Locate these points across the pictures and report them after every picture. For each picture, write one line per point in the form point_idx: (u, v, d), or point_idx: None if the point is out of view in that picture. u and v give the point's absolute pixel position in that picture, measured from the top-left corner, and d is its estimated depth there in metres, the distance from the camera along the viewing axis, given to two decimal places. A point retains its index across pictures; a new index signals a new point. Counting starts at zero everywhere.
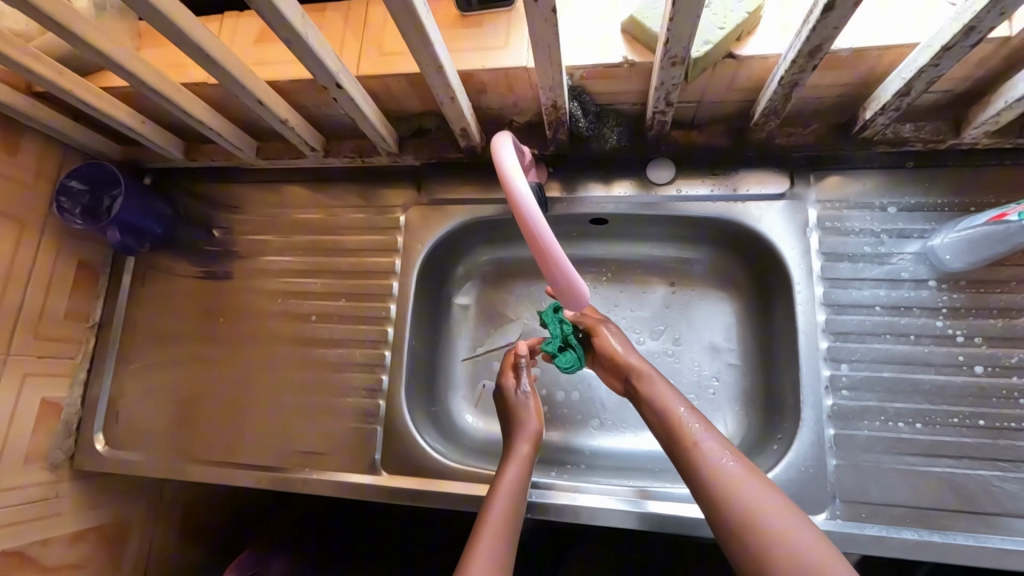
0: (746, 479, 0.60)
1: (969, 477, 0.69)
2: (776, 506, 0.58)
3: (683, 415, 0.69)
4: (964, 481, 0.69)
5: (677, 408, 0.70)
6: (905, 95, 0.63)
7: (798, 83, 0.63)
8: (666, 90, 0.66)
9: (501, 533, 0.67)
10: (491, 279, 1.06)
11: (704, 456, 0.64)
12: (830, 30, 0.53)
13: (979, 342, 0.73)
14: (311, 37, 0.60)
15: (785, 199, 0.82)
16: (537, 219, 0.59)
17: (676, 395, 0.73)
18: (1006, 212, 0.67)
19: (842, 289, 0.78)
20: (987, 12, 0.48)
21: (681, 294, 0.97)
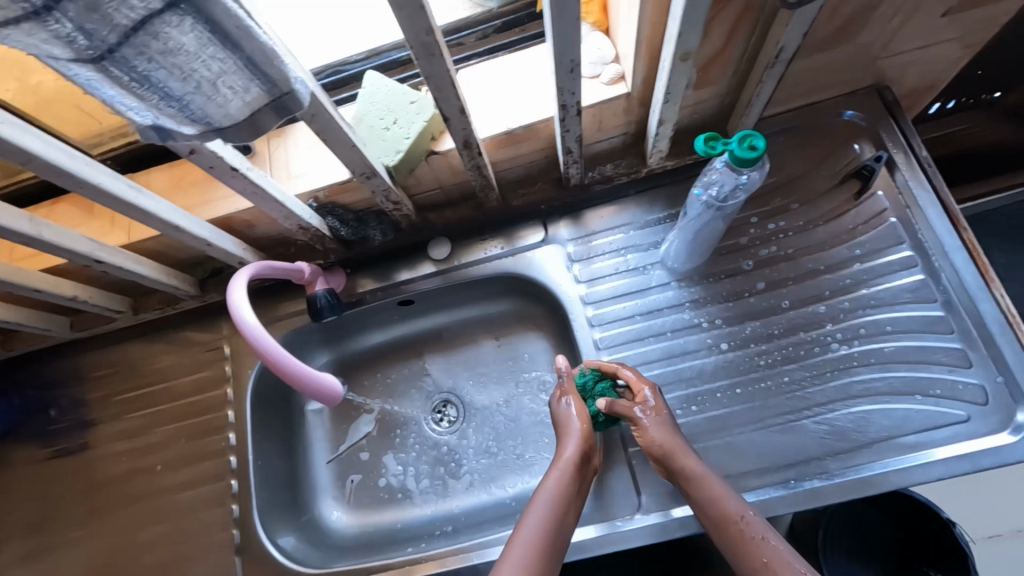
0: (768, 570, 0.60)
1: (741, 441, 0.79)
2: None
3: (751, 519, 0.65)
4: (739, 446, 0.79)
5: (744, 509, 0.66)
6: (571, 153, 0.77)
7: (482, 166, 0.76)
8: (384, 194, 0.77)
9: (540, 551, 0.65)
10: (339, 378, 1.12)
11: (782, 563, 0.60)
12: (463, 130, 0.65)
13: (720, 323, 0.85)
14: (47, 232, 0.68)
15: (545, 244, 0.94)
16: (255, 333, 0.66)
17: (729, 491, 0.68)
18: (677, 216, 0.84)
19: (606, 307, 0.89)
20: (563, 94, 0.63)
21: (505, 344, 1.09)
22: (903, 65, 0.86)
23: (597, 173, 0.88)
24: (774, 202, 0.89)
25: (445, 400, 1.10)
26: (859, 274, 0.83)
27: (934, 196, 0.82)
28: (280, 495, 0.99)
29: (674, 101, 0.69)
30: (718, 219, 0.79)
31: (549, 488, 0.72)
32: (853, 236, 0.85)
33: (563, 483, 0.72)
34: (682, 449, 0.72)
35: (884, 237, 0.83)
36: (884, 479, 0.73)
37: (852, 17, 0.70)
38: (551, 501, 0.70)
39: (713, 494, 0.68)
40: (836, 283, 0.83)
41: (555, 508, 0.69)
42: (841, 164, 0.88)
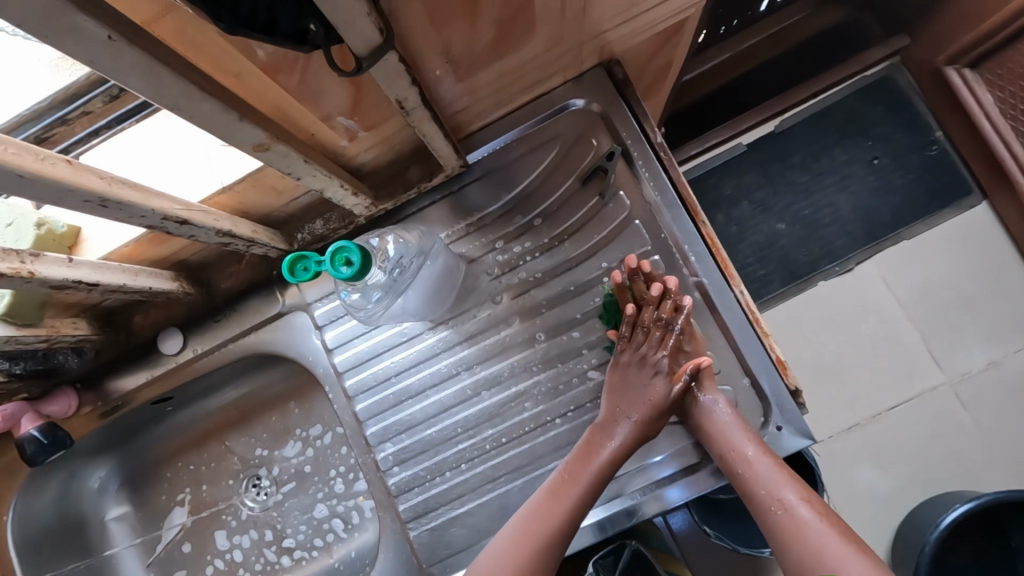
0: (821, 529, 0.61)
1: (513, 492, 0.75)
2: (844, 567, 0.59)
3: (785, 509, 0.63)
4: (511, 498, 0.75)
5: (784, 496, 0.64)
6: (236, 239, 0.65)
7: (125, 284, 0.62)
8: (21, 341, 0.63)
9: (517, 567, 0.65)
10: (136, 477, 1.03)
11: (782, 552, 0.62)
12: (32, 281, 0.52)
13: (480, 369, 0.78)
14: None
15: (287, 313, 0.83)
16: None
17: (784, 475, 0.65)
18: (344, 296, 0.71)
19: (362, 373, 0.81)
20: (131, 221, 0.50)
21: (304, 403, 1.01)
22: (626, 39, 0.74)
23: (306, 233, 0.76)
24: (519, 220, 0.80)
25: (256, 475, 1.02)
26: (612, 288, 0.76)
27: (671, 189, 0.75)
28: None
29: (311, 175, 0.57)
30: (422, 283, 0.73)
31: (550, 489, 0.69)
32: (602, 246, 0.77)
33: (580, 479, 0.68)
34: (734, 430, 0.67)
35: (632, 242, 0.76)
36: (647, 501, 0.72)
37: (505, 21, 0.57)
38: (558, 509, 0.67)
39: (737, 442, 0.66)
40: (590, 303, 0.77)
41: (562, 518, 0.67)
42: (583, 164, 0.78)
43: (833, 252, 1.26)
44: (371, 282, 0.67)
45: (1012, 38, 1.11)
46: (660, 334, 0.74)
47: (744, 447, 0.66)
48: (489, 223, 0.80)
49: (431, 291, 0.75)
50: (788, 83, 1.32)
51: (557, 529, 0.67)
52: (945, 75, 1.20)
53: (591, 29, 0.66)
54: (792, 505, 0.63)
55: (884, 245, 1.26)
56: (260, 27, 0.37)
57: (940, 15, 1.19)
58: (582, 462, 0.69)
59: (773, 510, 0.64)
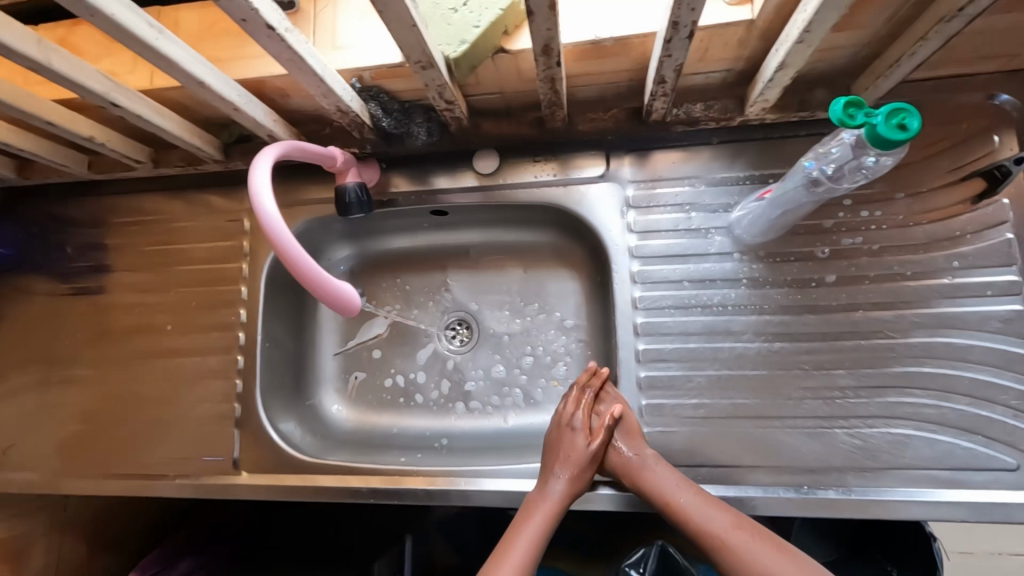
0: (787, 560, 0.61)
1: (762, 434, 0.75)
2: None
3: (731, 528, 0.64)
4: (758, 440, 0.75)
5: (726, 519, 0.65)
6: (664, 83, 0.64)
7: (555, 78, 0.63)
8: (437, 90, 0.66)
9: None
10: (357, 273, 1.08)
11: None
12: (546, 32, 0.53)
13: (774, 309, 0.77)
14: (60, 62, 0.59)
15: (603, 181, 0.84)
16: (280, 233, 0.59)
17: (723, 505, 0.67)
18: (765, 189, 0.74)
19: (654, 266, 0.81)
20: (679, 8, 0.50)
21: (535, 275, 1.02)
22: None
23: (682, 111, 0.75)
24: (878, 187, 0.77)
25: (461, 319, 1.05)
26: (953, 292, 0.73)
27: None
28: (286, 377, 0.99)
29: (809, 44, 0.56)
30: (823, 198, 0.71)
31: (518, 538, 0.70)
32: (959, 246, 0.74)
33: (536, 531, 0.70)
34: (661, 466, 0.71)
35: (994, 253, 0.72)
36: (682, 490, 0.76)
37: None
38: (520, 554, 0.68)
39: (655, 485, 0.70)
40: (921, 296, 0.74)
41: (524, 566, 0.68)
42: (976, 160, 0.74)
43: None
44: (863, 163, 0.64)
45: None
46: (594, 405, 0.78)
47: (659, 491, 0.69)
48: None
49: (809, 206, 0.73)
50: None
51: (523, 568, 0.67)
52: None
53: None
54: (742, 538, 0.63)
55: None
56: None
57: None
58: (538, 512, 0.71)
59: (728, 542, 0.63)
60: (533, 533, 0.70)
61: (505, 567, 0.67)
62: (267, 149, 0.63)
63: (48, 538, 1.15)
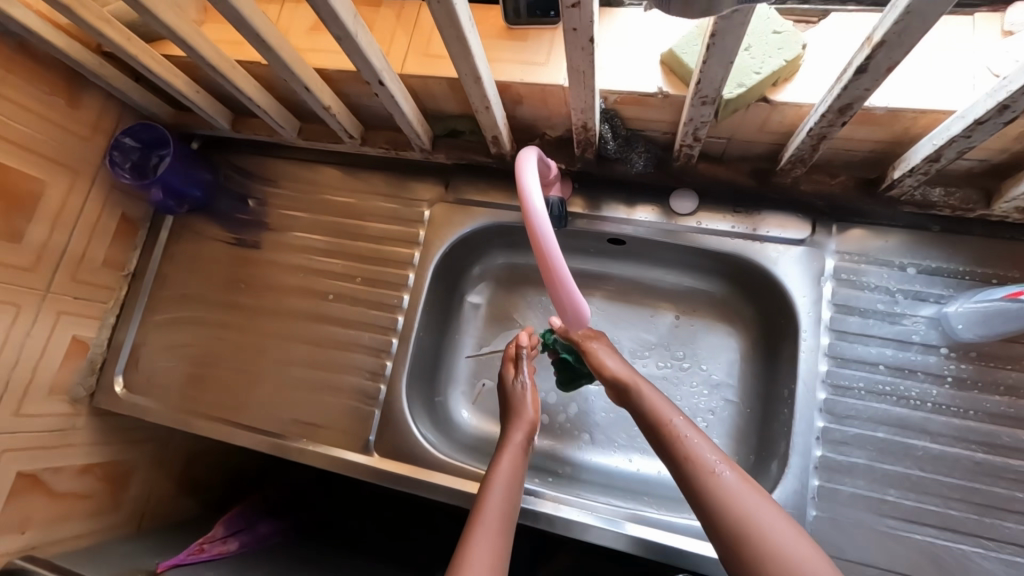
0: (743, 487, 0.61)
1: (948, 548, 0.69)
2: (795, 539, 0.56)
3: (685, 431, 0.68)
4: (943, 552, 0.69)
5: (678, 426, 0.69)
6: (935, 161, 0.62)
7: (826, 136, 0.63)
8: (694, 126, 0.66)
9: (497, 521, 0.65)
10: (504, 282, 1.08)
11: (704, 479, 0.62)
12: (860, 91, 0.53)
13: (980, 417, 0.72)
14: (361, 35, 0.63)
15: (804, 245, 0.81)
16: (547, 233, 0.60)
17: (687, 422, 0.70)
18: (1023, 290, 0.67)
19: (848, 342, 0.77)
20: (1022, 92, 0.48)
21: (689, 323, 0.99)
22: None
23: (919, 192, 0.75)
24: None
25: None
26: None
27: None
28: (425, 369, 0.99)
29: None
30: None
31: (502, 465, 0.73)
32: None
33: (512, 466, 0.73)
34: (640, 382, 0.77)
35: None
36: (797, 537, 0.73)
37: None
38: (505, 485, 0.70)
39: (654, 410, 0.72)
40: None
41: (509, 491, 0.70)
42: None
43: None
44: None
45: None
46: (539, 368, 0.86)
47: (662, 418, 0.71)
48: None
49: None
50: None
51: (507, 496, 0.69)
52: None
53: None
54: (714, 465, 0.64)
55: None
56: None
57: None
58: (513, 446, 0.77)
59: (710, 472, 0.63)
60: (514, 464, 0.74)
61: (490, 496, 0.68)
62: (524, 148, 0.67)
63: (150, 471, 1.13)
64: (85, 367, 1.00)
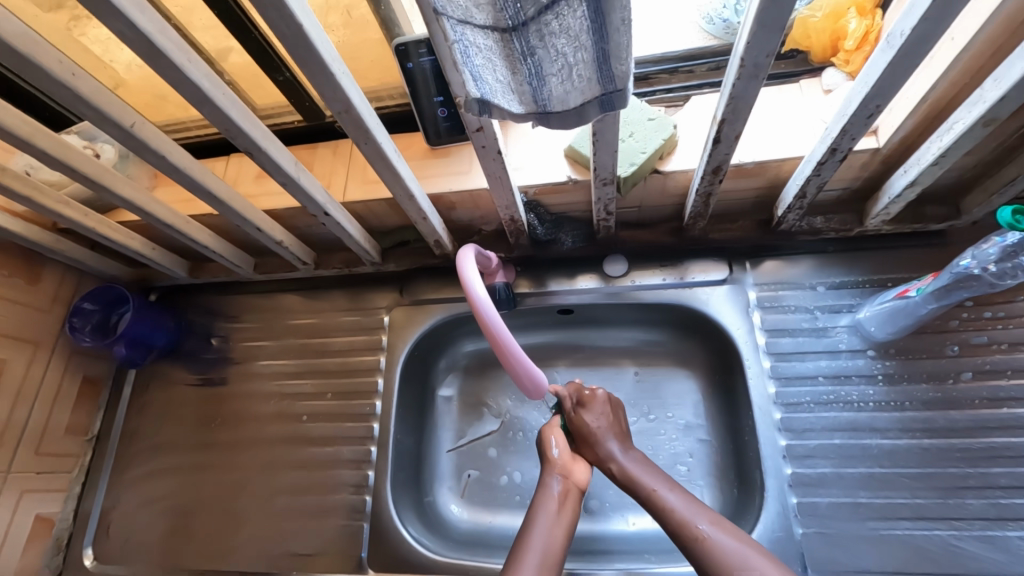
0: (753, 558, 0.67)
1: (927, 538, 0.73)
2: None
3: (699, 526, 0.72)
4: (925, 543, 0.72)
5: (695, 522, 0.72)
6: (803, 197, 0.74)
7: (712, 193, 0.75)
8: (604, 203, 0.77)
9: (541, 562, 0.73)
10: (472, 369, 1.13)
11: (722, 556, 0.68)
12: (723, 155, 0.65)
13: (916, 406, 0.79)
14: (303, 178, 0.72)
15: (726, 283, 0.92)
16: (465, 271, 0.67)
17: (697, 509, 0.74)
18: (908, 288, 0.77)
19: (786, 362, 0.85)
20: (842, 137, 0.61)
21: (650, 374, 1.04)
22: None
23: (805, 223, 0.86)
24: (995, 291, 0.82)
25: None
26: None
27: None
28: (407, 471, 1.00)
29: (941, 167, 0.66)
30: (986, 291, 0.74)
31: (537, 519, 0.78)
32: None
33: (547, 519, 0.78)
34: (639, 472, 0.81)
35: None
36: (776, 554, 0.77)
37: None
38: (548, 529, 0.76)
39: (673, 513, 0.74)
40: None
41: (556, 539, 0.76)
42: None
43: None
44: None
45: None
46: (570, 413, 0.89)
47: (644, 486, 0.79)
48: None
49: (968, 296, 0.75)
50: None
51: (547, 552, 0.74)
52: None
53: None
54: (724, 541, 0.69)
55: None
56: None
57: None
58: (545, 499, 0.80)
59: (720, 547, 0.69)
60: (552, 514, 0.78)
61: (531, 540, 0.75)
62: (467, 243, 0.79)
63: None
64: (50, 545, 0.96)
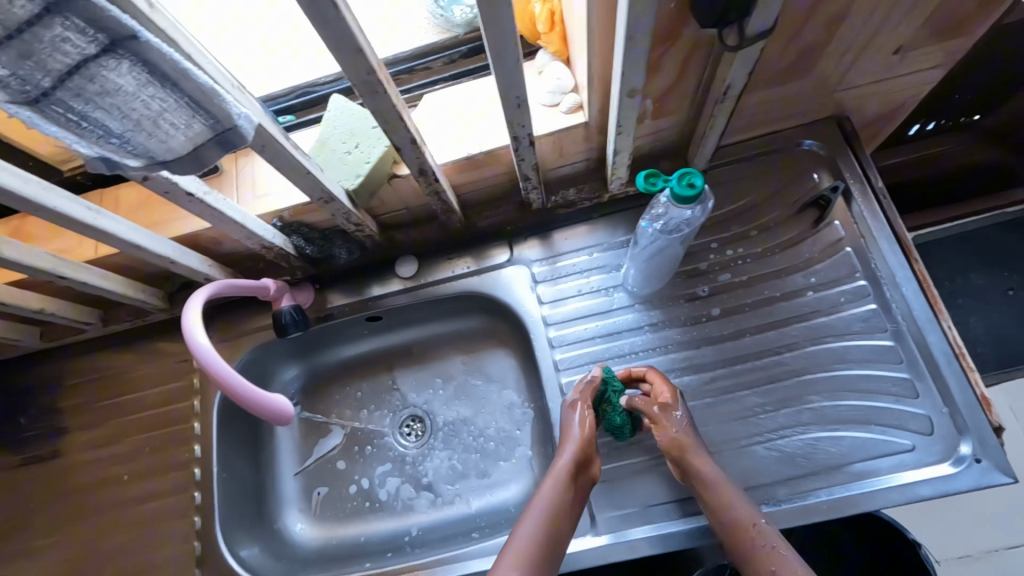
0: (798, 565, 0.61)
1: None
2: None
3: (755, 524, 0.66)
4: None
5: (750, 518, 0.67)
6: (529, 179, 0.79)
7: (440, 190, 0.76)
8: (346, 216, 0.78)
9: (530, 558, 0.63)
10: (309, 389, 1.12)
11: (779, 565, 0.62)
12: (417, 158, 0.67)
13: (678, 347, 0.87)
14: (8, 250, 0.68)
15: (509, 265, 0.96)
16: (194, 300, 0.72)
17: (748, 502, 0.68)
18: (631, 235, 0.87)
19: (567, 329, 0.90)
20: (512, 126, 0.64)
21: (475, 359, 1.09)
22: (865, 97, 0.88)
23: (560, 198, 0.89)
24: (735, 228, 0.90)
25: (413, 416, 1.09)
26: (821, 302, 0.84)
27: (887, 227, 0.84)
28: (247, 505, 1.00)
29: (627, 134, 0.71)
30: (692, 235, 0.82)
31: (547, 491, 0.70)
32: (814, 264, 0.86)
33: (558, 497, 0.69)
34: (694, 443, 0.74)
35: (840, 266, 0.85)
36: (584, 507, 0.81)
37: (801, 55, 0.73)
38: (548, 510, 0.68)
39: (726, 507, 0.68)
40: (792, 311, 0.85)
41: (555, 520, 0.67)
42: (803, 194, 0.89)
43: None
44: (698, 209, 0.78)
45: None
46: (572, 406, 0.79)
47: (694, 467, 0.71)
48: (711, 224, 0.91)
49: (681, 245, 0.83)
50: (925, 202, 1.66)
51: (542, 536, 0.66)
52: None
53: (848, 78, 0.82)
54: (772, 538, 0.64)
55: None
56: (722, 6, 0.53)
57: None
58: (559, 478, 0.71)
59: (759, 548, 0.64)
60: (554, 488, 0.70)
61: (516, 533, 0.66)
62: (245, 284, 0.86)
63: None
64: None
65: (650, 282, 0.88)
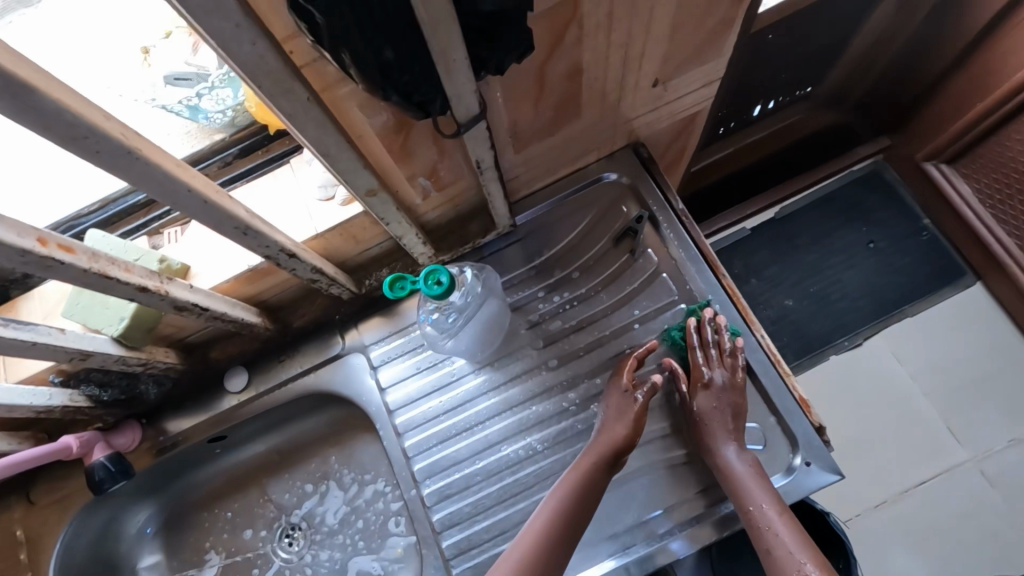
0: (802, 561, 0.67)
1: None
2: None
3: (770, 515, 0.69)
4: None
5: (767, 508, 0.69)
6: (320, 278, 0.74)
7: (221, 313, 0.70)
8: (124, 363, 0.71)
9: (541, 541, 0.71)
10: (172, 523, 1.03)
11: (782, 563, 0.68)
12: (161, 299, 0.60)
13: (524, 407, 0.85)
14: None
15: (345, 354, 0.91)
16: None
17: (765, 490, 0.71)
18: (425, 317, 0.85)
19: (412, 411, 0.87)
20: (256, 248, 0.60)
21: (343, 450, 1.03)
22: (652, 123, 0.90)
23: (373, 280, 0.87)
24: (558, 273, 0.90)
25: (291, 524, 1.02)
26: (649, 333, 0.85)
27: (693, 248, 0.86)
28: None
29: (397, 222, 0.69)
30: (483, 315, 0.84)
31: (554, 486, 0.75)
32: (636, 296, 0.87)
33: (591, 476, 0.74)
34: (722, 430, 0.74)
35: (660, 292, 0.86)
36: None
37: (558, 108, 0.72)
38: (562, 502, 0.73)
39: (744, 496, 0.71)
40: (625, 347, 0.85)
41: (567, 509, 0.72)
42: (614, 228, 0.91)
43: (828, 336, 1.55)
44: (451, 300, 0.80)
45: (998, 123, 1.36)
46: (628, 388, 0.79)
47: (719, 446, 0.74)
48: (534, 274, 0.90)
49: (484, 328, 0.84)
50: (785, 174, 1.71)
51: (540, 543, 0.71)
52: (924, 168, 1.55)
53: (625, 113, 0.83)
54: (770, 517, 0.69)
55: (822, 357, 1.54)
56: (415, 106, 0.51)
57: (924, 115, 1.52)
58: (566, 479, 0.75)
59: (761, 529, 0.69)
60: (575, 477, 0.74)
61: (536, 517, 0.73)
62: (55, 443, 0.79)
63: None
64: None
65: (489, 344, 0.87)
